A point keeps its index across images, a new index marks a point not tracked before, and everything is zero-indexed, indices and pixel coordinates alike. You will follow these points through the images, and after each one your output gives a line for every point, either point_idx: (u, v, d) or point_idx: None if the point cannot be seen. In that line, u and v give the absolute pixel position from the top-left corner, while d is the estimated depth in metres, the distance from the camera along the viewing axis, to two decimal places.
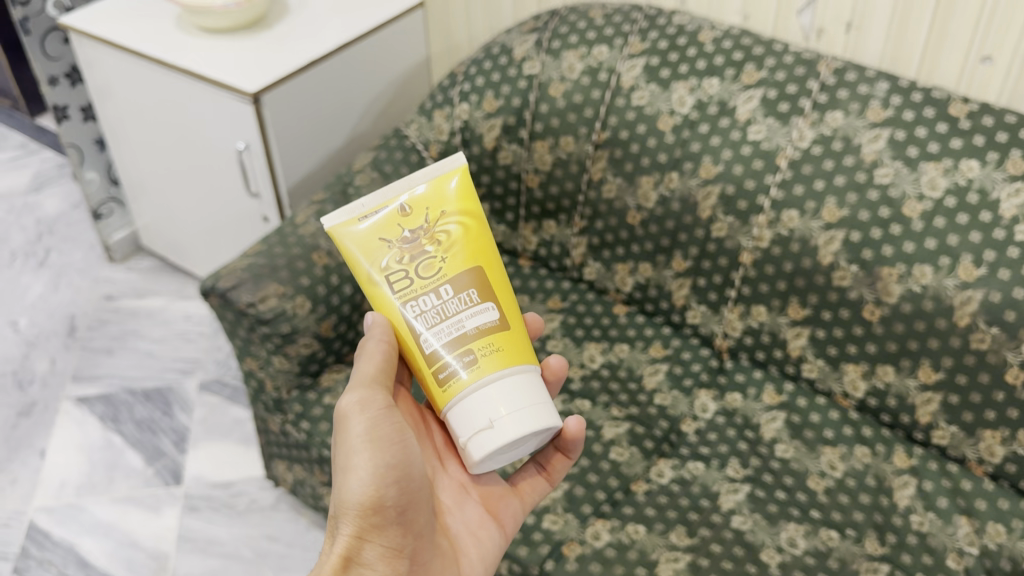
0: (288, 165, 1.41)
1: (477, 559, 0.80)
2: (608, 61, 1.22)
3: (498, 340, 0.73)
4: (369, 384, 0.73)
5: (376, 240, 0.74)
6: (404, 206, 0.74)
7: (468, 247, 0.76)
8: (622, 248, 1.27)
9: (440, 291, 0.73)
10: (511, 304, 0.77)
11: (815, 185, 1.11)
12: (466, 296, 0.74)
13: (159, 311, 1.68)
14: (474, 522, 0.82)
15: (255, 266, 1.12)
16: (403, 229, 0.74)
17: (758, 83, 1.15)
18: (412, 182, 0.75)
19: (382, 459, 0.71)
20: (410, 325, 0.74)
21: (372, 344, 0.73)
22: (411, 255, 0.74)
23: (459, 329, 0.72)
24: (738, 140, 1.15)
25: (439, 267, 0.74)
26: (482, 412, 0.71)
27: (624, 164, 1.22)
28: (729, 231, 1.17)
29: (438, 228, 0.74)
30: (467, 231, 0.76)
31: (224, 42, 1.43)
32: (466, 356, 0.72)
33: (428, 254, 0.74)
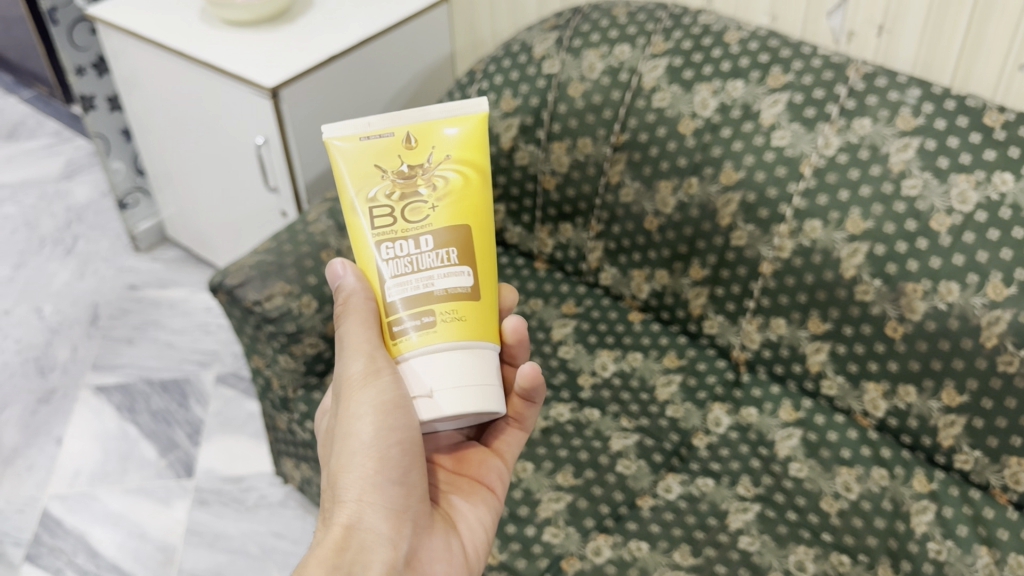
0: (307, 160, 1.40)
1: (476, 524, 0.80)
2: (629, 61, 1.19)
3: (465, 309, 0.69)
4: (366, 351, 0.69)
5: (373, 167, 0.71)
6: (410, 139, 0.70)
7: (457, 202, 0.71)
8: (638, 253, 1.23)
9: (419, 240, 0.70)
10: (487, 270, 0.73)
11: (840, 195, 1.06)
12: (443, 253, 0.70)
13: (180, 303, 1.68)
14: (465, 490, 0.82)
15: (262, 263, 1.11)
16: (404, 161, 0.70)
17: (784, 87, 1.11)
18: (427, 116, 0.71)
19: (387, 425, 0.67)
20: (380, 269, 0.70)
21: (359, 303, 0.70)
22: (403, 190, 0.70)
23: (426, 285, 0.69)
24: (761, 145, 1.11)
25: (425, 214, 0.70)
26: (423, 378, 0.67)
27: (642, 168, 1.19)
28: (749, 239, 1.13)
29: (436, 173, 0.71)
30: (466, 183, 0.72)
31: (248, 35, 1.42)
32: (425, 316, 0.68)
33: (419, 199, 0.70)
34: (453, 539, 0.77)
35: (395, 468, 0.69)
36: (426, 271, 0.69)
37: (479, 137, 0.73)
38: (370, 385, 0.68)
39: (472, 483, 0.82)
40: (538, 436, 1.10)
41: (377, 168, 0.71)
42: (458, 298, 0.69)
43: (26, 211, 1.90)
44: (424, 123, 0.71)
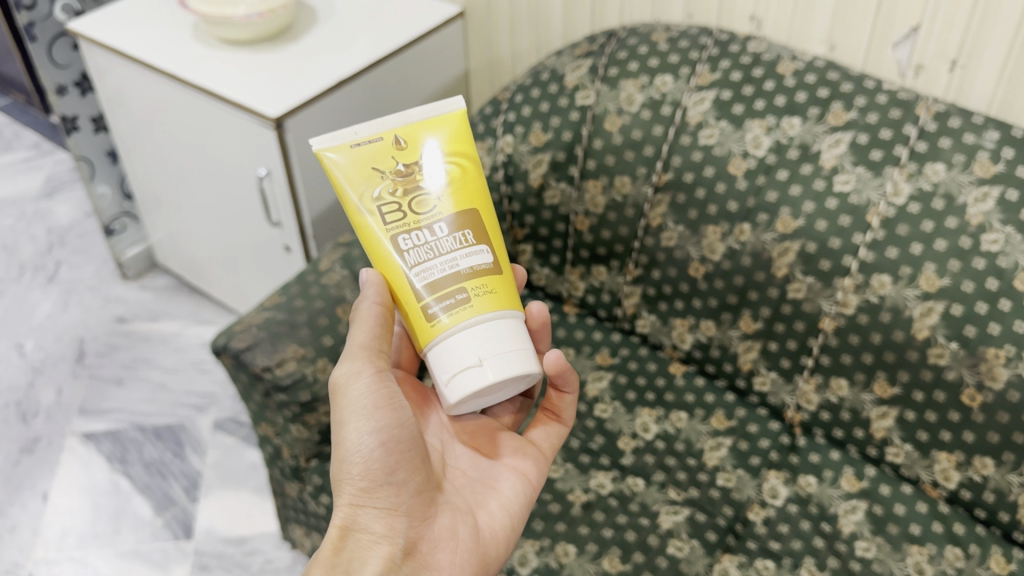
0: (314, 193, 1.29)
1: (497, 509, 0.81)
2: (672, 93, 1.09)
3: (492, 281, 0.73)
4: (358, 353, 0.74)
5: (370, 169, 0.73)
6: (401, 139, 0.74)
7: (462, 189, 0.75)
8: (681, 302, 1.13)
9: (433, 228, 0.72)
10: (501, 247, 0.76)
11: (912, 248, 0.97)
12: (458, 236, 0.73)
13: (173, 337, 1.57)
14: (495, 475, 0.83)
15: (272, 322, 1.00)
16: (398, 161, 0.73)
17: (846, 125, 1.01)
18: (409, 118, 0.75)
19: (370, 426, 0.73)
20: (398, 260, 0.73)
21: (366, 307, 0.74)
22: (404, 187, 0.73)
23: (452, 266, 0.71)
24: (822, 190, 1.01)
25: (433, 204, 0.73)
26: (468, 351, 0.70)
27: (687, 211, 1.09)
28: (808, 292, 1.03)
29: (433, 167, 0.74)
30: (464, 174, 0.76)
31: (245, 56, 1.30)
32: (458, 294, 0.71)
33: (422, 190, 0.73)
34: (463, 527, 0.78)
35: (382, 469, 0.74)
36: (448, 256, 0.72)
37: (465, 132, 0.77)
38: (353, 389, 0.74)
39: (503, 467, 0.84)
40: (579, 513, 1.00)
41: (373, 170, 0.73)
42: (485, 274, 0.72)
43: (4, 234, 1.77)
44: (415, 126, 0.75)
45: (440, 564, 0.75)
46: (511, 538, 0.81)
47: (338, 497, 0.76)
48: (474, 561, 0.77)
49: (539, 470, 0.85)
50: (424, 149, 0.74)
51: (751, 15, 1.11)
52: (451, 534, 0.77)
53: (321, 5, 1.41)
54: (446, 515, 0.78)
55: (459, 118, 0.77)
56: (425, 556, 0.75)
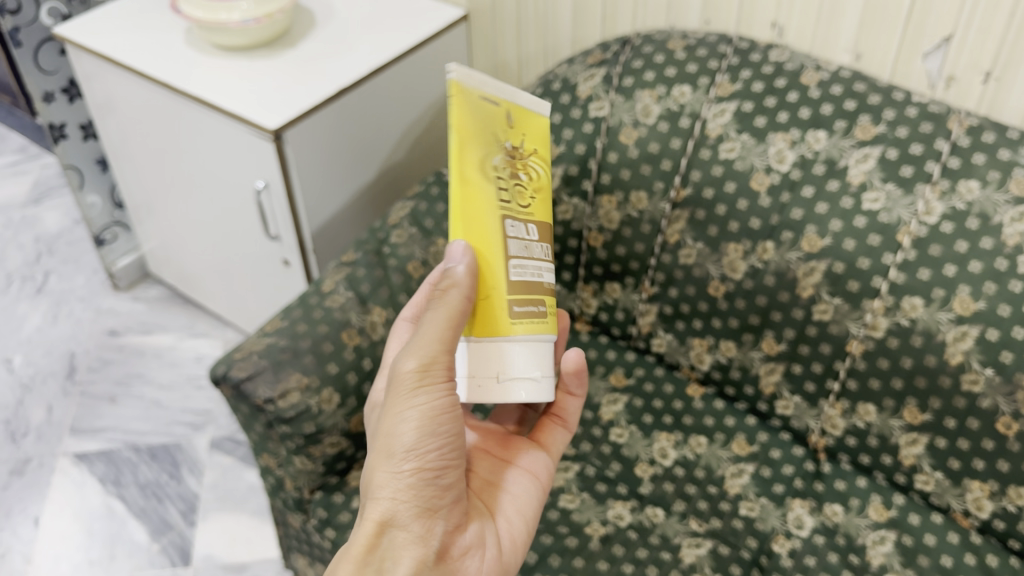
0: (314, 207, 1.24)
1: (514, 514, 0.77)
2: (690, 104, 1.04)
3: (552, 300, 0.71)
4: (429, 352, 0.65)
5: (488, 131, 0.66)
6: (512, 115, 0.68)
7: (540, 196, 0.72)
8: (699, 321, 1.09)
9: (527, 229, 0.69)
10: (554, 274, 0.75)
11: (945, 270, 0.93)
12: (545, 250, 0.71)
13: (167, 351, 1.51)
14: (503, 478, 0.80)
15: (274, 349, 0.95)
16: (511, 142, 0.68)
17: (874, 140, 0.97)
18: (521, 99, 0.69)
19: (432, 430, 0.66)
20: (501, 243, 0.66)
21: (456, 297, 0.64)
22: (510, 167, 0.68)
23: (539, 278, 0.68)
24: (849, 208, 0.97)
25: (529, 203, 0.69)
26: (530, 363, 0.67)
27: (707, 228, 1.05)
28: (834, 314, 0.99)
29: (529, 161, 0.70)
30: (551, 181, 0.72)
31: (241, 63, 1.25)
32: (538, 305, 0.68)
33: (524, 182, 0.69)
34: (485, 533, 0.74)
35: (434, 472, 0.67)
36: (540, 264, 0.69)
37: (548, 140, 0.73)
38: (425, 383, 0.66)
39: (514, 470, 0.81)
40: (597, 547, 0.96)
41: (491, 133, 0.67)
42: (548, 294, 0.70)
43: None
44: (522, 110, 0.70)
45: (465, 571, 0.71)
46: (527, 541, 0.78)
47: (381, 493, 0.66)
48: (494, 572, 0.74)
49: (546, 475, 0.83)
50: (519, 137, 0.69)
51: (772, 22, 1.06)
52: (478, 540, 0.73)
53: (319, 8, 1.35)
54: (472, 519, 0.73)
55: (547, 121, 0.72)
56: (456, 561, 0.70)
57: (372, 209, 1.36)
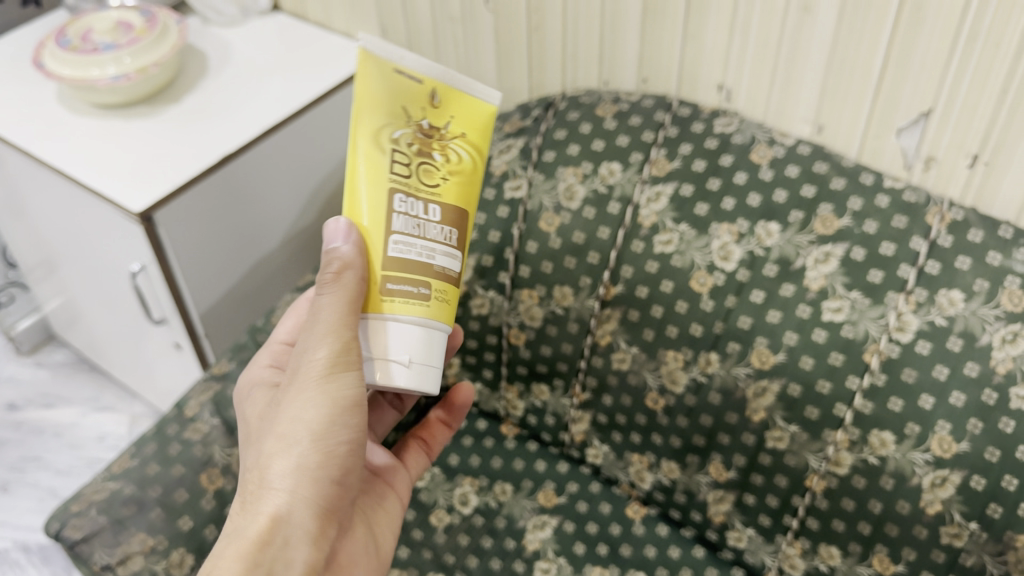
0: (200, 288, 1.08)
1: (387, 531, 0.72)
2: (620, 186, 0.88)
3: (450, 292, 0.62)
4: (341, 341, 0.59)
5: (398, 106, 0.59)
6: (440, 98, 0.59)
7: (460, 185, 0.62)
8: (638, 435, 0.92)
9: (427, 207, 0.60)
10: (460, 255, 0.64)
11: (921, 401, 0.76)
12: (444, 229, 0.61)
13: (69, 429, 1.36)
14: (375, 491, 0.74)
15: (117, 501, 0.79)
16: (424, 118, 0.59)
17: (837, 235, 0.80)
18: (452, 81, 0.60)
19: (342, 421, 0.60)
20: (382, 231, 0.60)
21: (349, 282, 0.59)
22: (419, 150, 0.60)
23: (427, 258, 0.60)
24: (807, 319, 0.80)
25: (433, 183, 0.60)
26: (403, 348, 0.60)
27: (642, 331, 0.88)
28: (791, 444, 0.82)
29: (447, 145, 0.60)
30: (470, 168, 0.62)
31: (116, 124, 1.08)
32: (422, 288, 0.60)
33: (427, 163, 0.60)
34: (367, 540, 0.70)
35: (340, 467, 0.62)
36: (424, 241, 0.60)
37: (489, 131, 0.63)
38: (341, 364, 0.59)
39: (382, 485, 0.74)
40: None
41: (400, 109, 0.59)
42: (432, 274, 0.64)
43: None
44: (457, 93, 0.60)
45: None
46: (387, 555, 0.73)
47: (285, 484, 0.60)
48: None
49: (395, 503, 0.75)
50: (455, 126, 0.60)
51: (718, 83, 0.89)
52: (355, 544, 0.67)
53: (213, 50, 1.18)
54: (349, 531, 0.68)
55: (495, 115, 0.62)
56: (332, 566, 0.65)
57: (280, 281, 1.21)
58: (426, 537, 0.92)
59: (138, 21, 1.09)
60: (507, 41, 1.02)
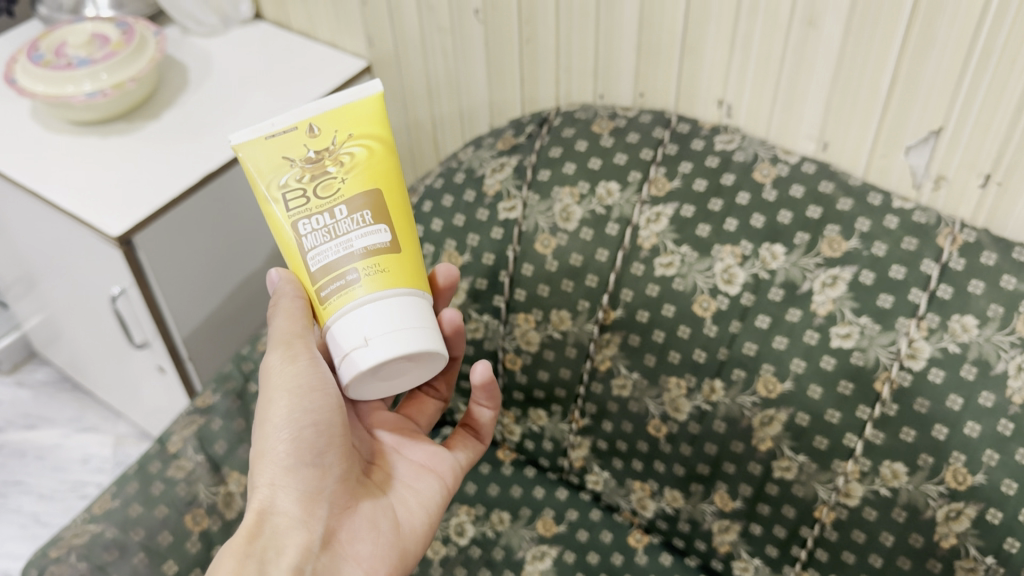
0: (183, 310, 1.05)
1: (417, 505, 0.72)
2: (618, 206, 0.85)
3: (387, 261, 0.60)
4: (287, 342, 0.63)
5: (279, 158, 0.61)
6: (315, 126, 0.61)
7: (370, 172, 0.62)
8: (639, 462, 0.89)
9: (334, 211, 0.61)
10: (405, 224, 0.63)
11: (935, 431, 0.74)
12: (356, 217, 0.61)
13: (52, 452, 1.32)
14: (410, 475, 0.73)
15: (99, 545, 0.76)
16: (307, 148, 0.61)
17: (845, 258, 0.77)
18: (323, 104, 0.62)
19: (301, 405, 0.64)
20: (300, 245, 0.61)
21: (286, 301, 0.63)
22: (313, 175, 0.61)
23: (345, 249, 0.60)
24: (815, 345, 0.77)
25: (335, 188, 0.61)
26: (355, 332, 0.59)
27: (643, 356, 0.85)
28: (799, 474, 0.79)
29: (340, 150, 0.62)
30: (371, 156, 0.63)
31: (93, 142, 1.04)
32: (349, 275, 0.60)
33: (325, 176, 0.61)
34: (383, 519, 0.70)
35: (308, 452, 0.65)
36: (338, 240, 0.60)
37: (386, 116, 0.64)
38: (292, 357, 0.64)
39: (418, 469, 0.74)
40: None
41: (281, 160, 0.61)
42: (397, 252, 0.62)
43: None
44: (329, 110, 0.62)
45: (360, 556, 0.67)
46: (430, 534, 0.72)
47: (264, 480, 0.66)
48: (394, 557, 0.69)
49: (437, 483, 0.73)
50: (342, 133, 0.62)
51: (718, 98, 0.86)
52: (371, 525, 0.69)
53: (194, 62, 1.14)
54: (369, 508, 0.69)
55: (379, 102, 0.63)
56: (342, 547, 0.67)
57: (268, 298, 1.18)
58: (422, 570, 0.88)
59: (114, 33, 1.05)
60: (497, 52, 0.98)
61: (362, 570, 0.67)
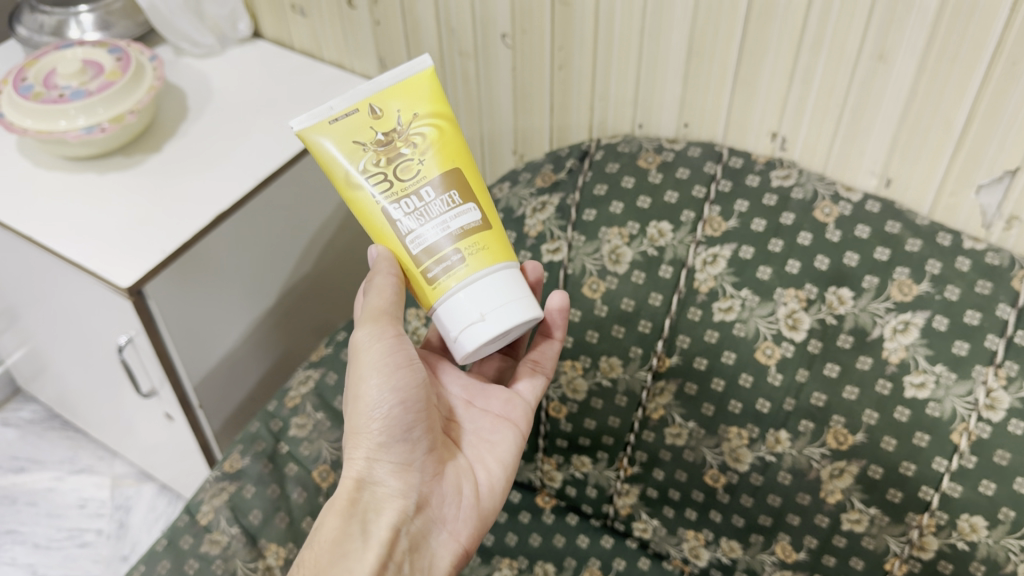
0: (194, 357, 0.98)
1: (494, 463, 0.70)
2: (671, 247, 0.81)
3: (484, 239, 0.59)
4: (377, 316, 0.62)
5: (351, 143, 0.59)
6: (377, 106, 0.59)
7: (445, 148, 0.60)
8: (693, 511, 0.86)
9: (421, 193, 0.59)
10: (488, 199, 0.61)
11: (1017, 484, 0.70)
12: (446, 198, 0.59)
13: (44, 496, 1.25)
14: (486, 428, 0.71)
15: None
16: (377, 130, 0.59)
17: (917, 302, 0.74)
18: (379, 85, 0.59)
19: (390, 383, 0.62)
20: (394, 230, 0.60)
21: (380, 280, 0.60)
22: (388, 157, 0.59)
23: (443, 230, 0.58)
24: (887, 396, 0.74)
25: (416, 169, 0.59)
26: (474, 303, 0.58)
27: (700, 405, 0.81)
28: (870, 527, 0.77)
29: (411, 130, 0.59)
30: (442, 134, 0.60)
31: (89, 178, 0.96)
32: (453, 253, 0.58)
33: (404, 158, 0.59)
34: (467, 481, 0.68)
35: (400, 427, 0.63)
36: (434, 223, 0.58)
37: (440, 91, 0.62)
38: (383, 331, 0.62)
39: (493, 420, 0.71)
40: None
41: (352, 144, 0.59)
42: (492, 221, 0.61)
43: None
44: (386, 89, 0.60)
45: (448, 518, 0.66)
46: (507, 490, 0.71)
47: (358, 454, 0.64)
48: (477, 517, 0.68)
49: (512, 436, 0.71)
50: (408, 114, 0.60)
51: (772, 131, 0.82)
52: (456, 489, 0.67)
53: (193, 88, 1.07)
54: (454, 471, 0.68)
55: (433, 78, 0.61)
56: (434, 512, 0.66)
57: (297, 316, 1.13)
58: None
59: (108, 61, 0.98)
60: (525, 80, 0.93)
61: (448, 532, 0.66)
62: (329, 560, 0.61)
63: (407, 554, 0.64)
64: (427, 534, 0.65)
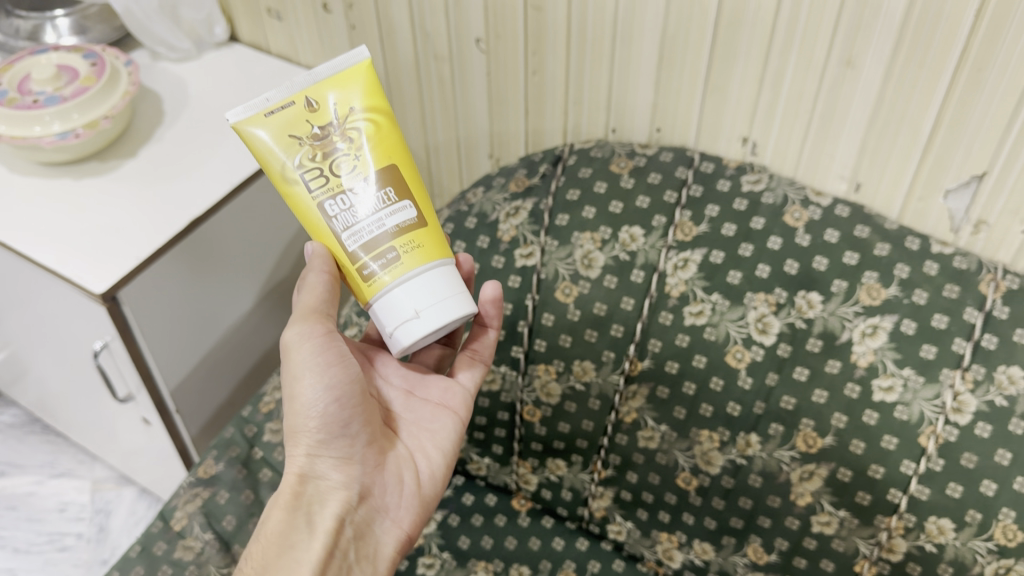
0: (168, 359, 0.98)
1: (433, 450, 0.70)
2: (642, 252, 0.81)
3: (420, 237, 0.60)
4: (308, 314, 0.62)
5: (287, 137, 0.59)
6: (312, 99, 0.59)
7: (382, 145, 0.61)
8: (666, 513, 0.86)
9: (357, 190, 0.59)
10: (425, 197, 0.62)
11: (984, 487, 0.71)
12: (382, 195, 0.59)
13: (25, 500, 1.25)
14: (426, 417, 0.72)
15: None
16: (313, 125, 0.59)
17: (885, 306, 0.74)
18: (315, 77, 0.60)
19: (326, 381, 0.63)
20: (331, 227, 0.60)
21: (313, 278, 0.61)
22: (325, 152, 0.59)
23: (380, 227, 0.59)
24: (856, 399, 0.75)
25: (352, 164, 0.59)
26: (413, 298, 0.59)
27: (672, 408, 0.82)
28: (839, 529, 0.77)
29: (348, 125, 0.60)
30: (379, 130, 0.61)
31: (64, 184, 0.96)
32: (388, 253, 0.59)
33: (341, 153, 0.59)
34: (408, 469, 0.69)
35: (337, 423, 0.64)
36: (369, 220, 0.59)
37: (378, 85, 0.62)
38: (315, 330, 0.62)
39: (433, 409, 0.72)
40: None
41: (288, 138, 0.59)
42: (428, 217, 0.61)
43: None
44: (323, 81, 0.60)
45: (391, 507, 0.67)
46: (449, 476, 0.72)
47: (299, 451, 0.65)
48: (419, 504, 0.69)
49: (451, 424, 0.72)
50: (345, 108, 0.60)
51: (743, 136, 0.82)
52: (398, 479, 0.68)
53: (170, 92, 1.07)
54: (395, 461, 0.68)
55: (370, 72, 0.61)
56: (377, 501, 0.67)
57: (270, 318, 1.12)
58: None
59: (83, 66, 0.98)
60: (500, 84, 0.93)
61: (391, 520, 0.67)
62: (276, 552, 0.62)
63: (352, 542, 0.65)
64: (371, 522, 0.66)
